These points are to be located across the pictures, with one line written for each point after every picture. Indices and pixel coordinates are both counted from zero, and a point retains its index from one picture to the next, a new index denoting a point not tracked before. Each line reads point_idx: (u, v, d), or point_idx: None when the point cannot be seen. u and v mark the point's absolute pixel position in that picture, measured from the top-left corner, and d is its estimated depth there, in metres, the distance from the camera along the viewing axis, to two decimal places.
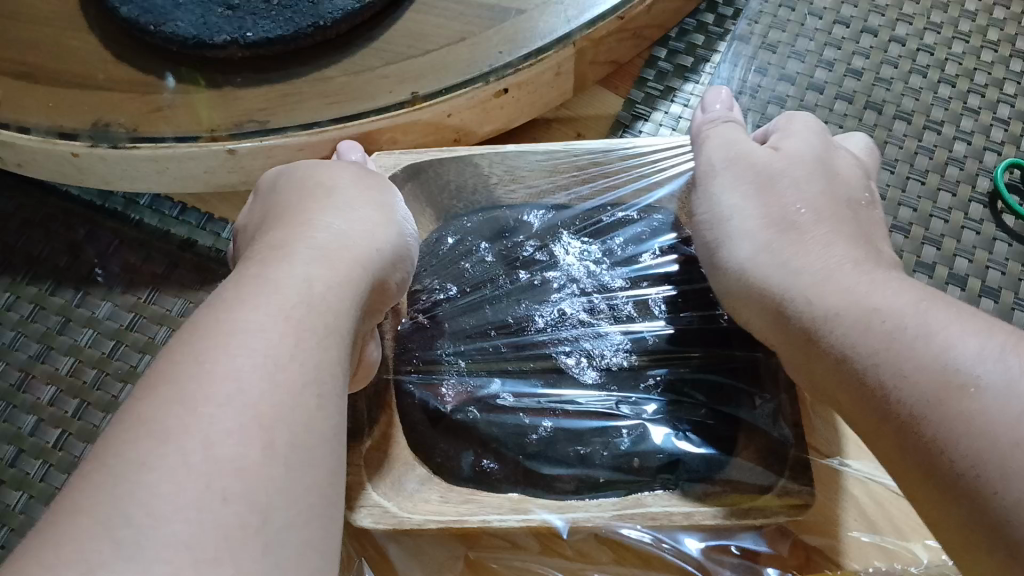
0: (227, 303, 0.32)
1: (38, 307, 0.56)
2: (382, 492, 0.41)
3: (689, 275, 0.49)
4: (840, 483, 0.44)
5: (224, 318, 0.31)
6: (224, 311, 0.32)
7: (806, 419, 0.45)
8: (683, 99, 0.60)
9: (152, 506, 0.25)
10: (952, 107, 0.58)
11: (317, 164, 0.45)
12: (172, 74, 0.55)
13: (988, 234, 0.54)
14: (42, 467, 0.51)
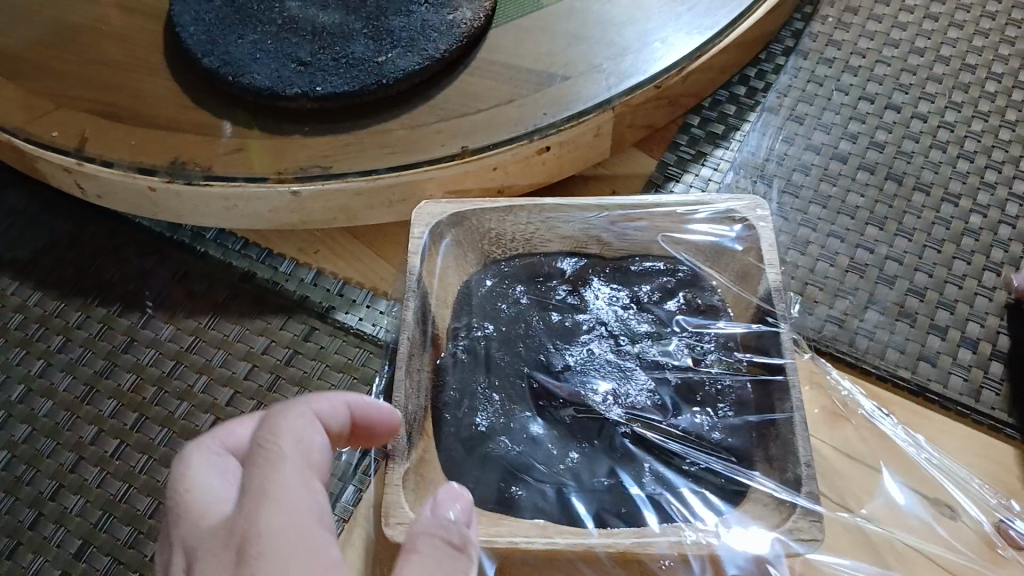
0: None
1: (106, 327, 0.61)
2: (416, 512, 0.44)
3: (706, 323, 0.53)
4: (854, 531, 0.48)
5: None
6: None
7: (824, 480, 0.50)
8: (714, 163, 0.64)
9: None
10: (969, 181, 0.63)
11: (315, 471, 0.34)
12: (228, 115, 0.60)
13: (1000, 301, 0.58)
14: (100, 474, 0.55)
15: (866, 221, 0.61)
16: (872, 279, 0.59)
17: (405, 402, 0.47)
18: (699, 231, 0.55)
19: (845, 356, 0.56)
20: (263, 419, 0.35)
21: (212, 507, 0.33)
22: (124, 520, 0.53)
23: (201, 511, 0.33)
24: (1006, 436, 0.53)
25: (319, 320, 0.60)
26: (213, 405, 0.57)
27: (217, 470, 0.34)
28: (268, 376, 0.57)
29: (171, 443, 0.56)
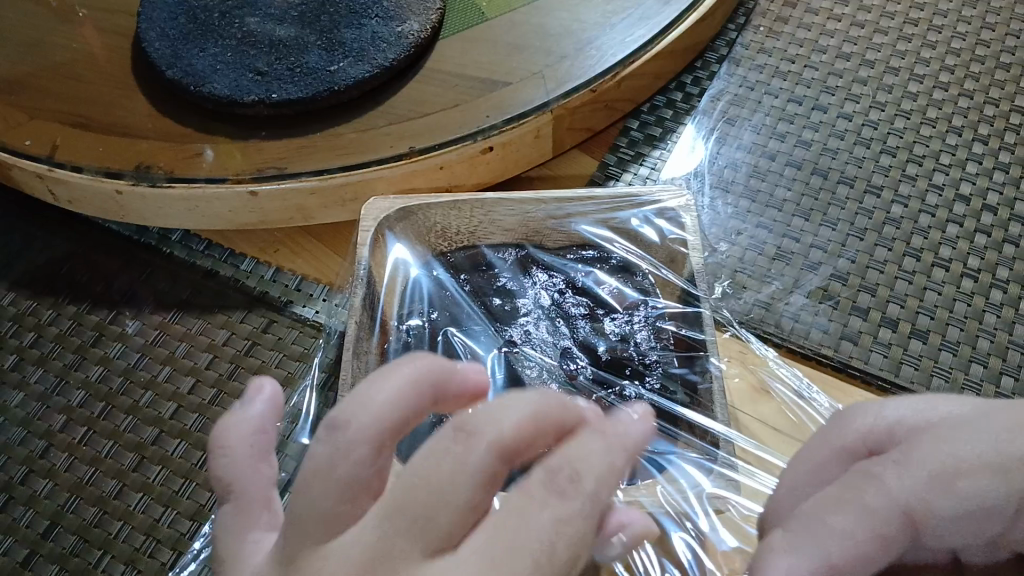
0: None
1: (76, 324, 0.64)
2: None
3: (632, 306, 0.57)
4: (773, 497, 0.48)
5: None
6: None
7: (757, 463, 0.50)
8: (651, 163, 0.68)
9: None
10: (891, 174, 0.67)
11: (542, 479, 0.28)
12: (193, 123, 0.64)
13: (919, 284, 0.61)
14: (68, 460, 0.58)
15: (792, 213, 0.65)
16: (797, 265, 0.62)
17: (350, 383, 0.50)
18: (624, 210, 0.58)
19: (773, 336, 0.60)
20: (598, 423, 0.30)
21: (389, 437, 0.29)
22: (90, 501, 0.56)
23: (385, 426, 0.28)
24: None
25: (278, 314, 0.63)
26: (176, 394, 0.60)
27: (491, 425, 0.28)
28: (228, 365, 0.61)
29: (136, 429, 0.59)
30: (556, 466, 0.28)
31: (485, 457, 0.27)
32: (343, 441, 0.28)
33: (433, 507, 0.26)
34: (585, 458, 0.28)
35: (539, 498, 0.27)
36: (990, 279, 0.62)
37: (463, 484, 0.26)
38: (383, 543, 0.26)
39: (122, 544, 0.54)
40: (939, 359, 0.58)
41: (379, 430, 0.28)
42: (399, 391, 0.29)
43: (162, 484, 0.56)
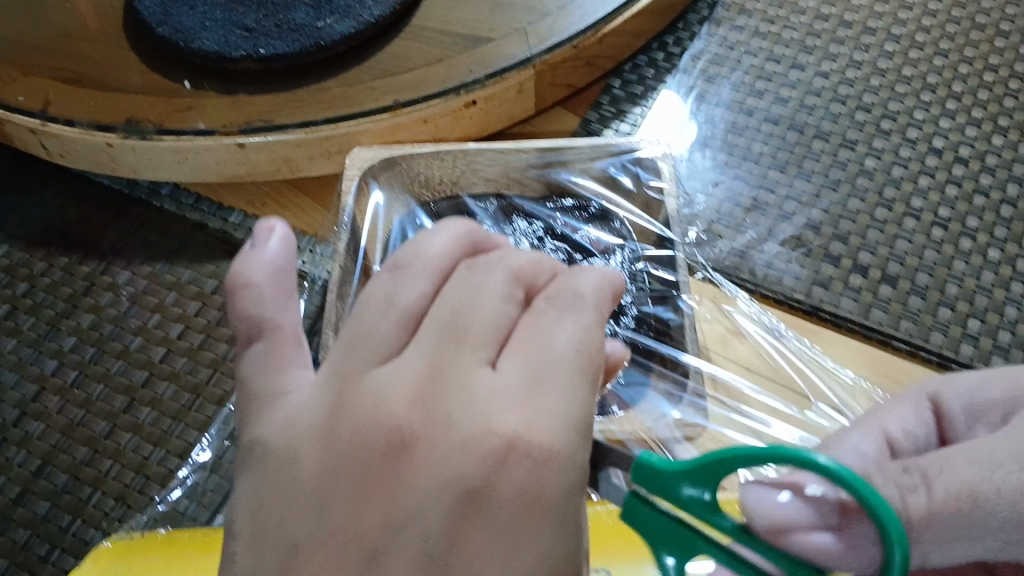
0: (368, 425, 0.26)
1: (68, 274, 0.65)
2: None
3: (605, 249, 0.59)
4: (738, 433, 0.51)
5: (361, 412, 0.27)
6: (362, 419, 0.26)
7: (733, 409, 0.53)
8: (632, 121, 0.70)
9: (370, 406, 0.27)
10: (866, 129, 0.68)
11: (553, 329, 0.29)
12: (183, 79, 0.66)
13: (891, 233, 0.63)
14: (60, 402, 0.59)
15: (769, 165, 0.66)
16: (771, 215, 0.64)
17: (335, 323, 0.51)
18: (603, 159, 0.59)
19: (746, 284, 0.61)
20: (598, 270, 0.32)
21: (424, 276, 0.30)
22: (80, 441, 0.58)
23: (421, 268, 0.30)
24: (893, 348, 0.58)
25: None
26: (165, 340, 0.61)
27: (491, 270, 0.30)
28: (216, 313, 0.62)
29: (127, 373, 0.60)
30: (559, 288, 0.30)
31: (507, 278, 0.30)
32: (403, 273, 0.30)
33: (465, 323, 0.28)
34: (582, 279, 0.30)
35: (552, 312, 0.29)
36: (961, 228, 0.63)
37: (493, 301, 0.29)
38: (427, 358, 0.27)
39: (112, 481, 0.56)
40: (907, 304, 0.60)
41: (438, 260, 0.30)
42: (444, 241, 0.31)
43: (151, 425, 0.58)
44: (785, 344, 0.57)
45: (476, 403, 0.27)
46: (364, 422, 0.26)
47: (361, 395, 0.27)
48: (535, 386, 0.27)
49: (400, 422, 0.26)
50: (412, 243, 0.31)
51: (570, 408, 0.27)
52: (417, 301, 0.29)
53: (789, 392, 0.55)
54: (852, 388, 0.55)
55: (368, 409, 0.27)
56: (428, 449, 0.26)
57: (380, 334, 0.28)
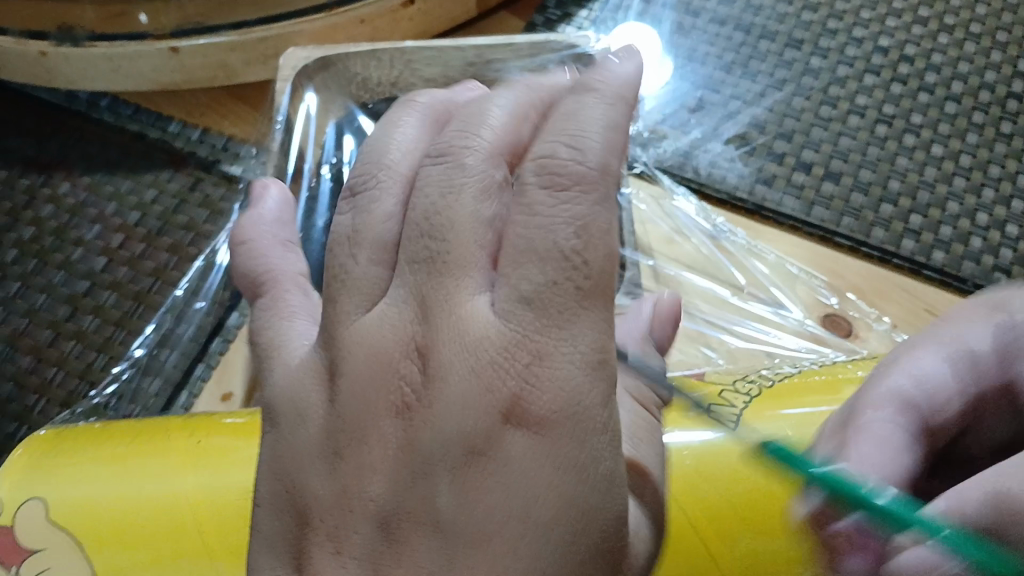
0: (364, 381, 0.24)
1: (8, 188, 0.64)
2: None
3: None
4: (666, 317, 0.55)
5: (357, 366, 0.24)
6: (359, 374, 0.24)
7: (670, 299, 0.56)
8: (578, 23, 0.68)
9: (364, 357, 0.24)
10: (812, 29, 0.68)
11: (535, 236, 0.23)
12: None
13: (834, 130, 0.63)
14: (3, 313, 0.59)
15: (714, 66, 0.66)
16: (715, 115, 0.64)
17: None
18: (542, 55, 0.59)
19: (690, 182, 0.61)
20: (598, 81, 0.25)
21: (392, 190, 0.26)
22: (25, 350, 0.57)
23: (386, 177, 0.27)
24: (834, 243, 0.59)
25: (206, 172, 0.63)
26: (107, 249, 0.61)
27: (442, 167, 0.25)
28: (157, 222, 0.62)
29: (69, 283, 0.59)
30: (547, 156, 0.24)
31: (484, 163, 0.24)
32: (361, 201, 0.27)
33: (440, 248, 0.24)
34: (576, 127, 0.24)
35: (540, 200, 0.24)
36: (904, 125, 0.63)
37: (467, 206, 0.24)
38: (409, 303, 0.24)
39: (57, 388, 0.56)
40: (849, 199, 0.60)
41: (406, 167, 0.27)
42: (412, 133, 0.28)
43: (94, 332, 0.57)
44: (730, 243, 0.58)
45: (470, 349, 0.23)
46: (363, 370, 0.24)
47: (355, 350, 0.25)
48: (533, 319, 0.23)
49: (402, 377, 0.24)
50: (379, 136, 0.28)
51: (573, 337, 0.23)
52: (386, 227, 0.26)
53: (727, 277, 0.57)
54: (789, 275, 0.57)
55: (365, 353, 0.24)
56: (428, 402, 0.23)
57: (365, 276, 0.26)
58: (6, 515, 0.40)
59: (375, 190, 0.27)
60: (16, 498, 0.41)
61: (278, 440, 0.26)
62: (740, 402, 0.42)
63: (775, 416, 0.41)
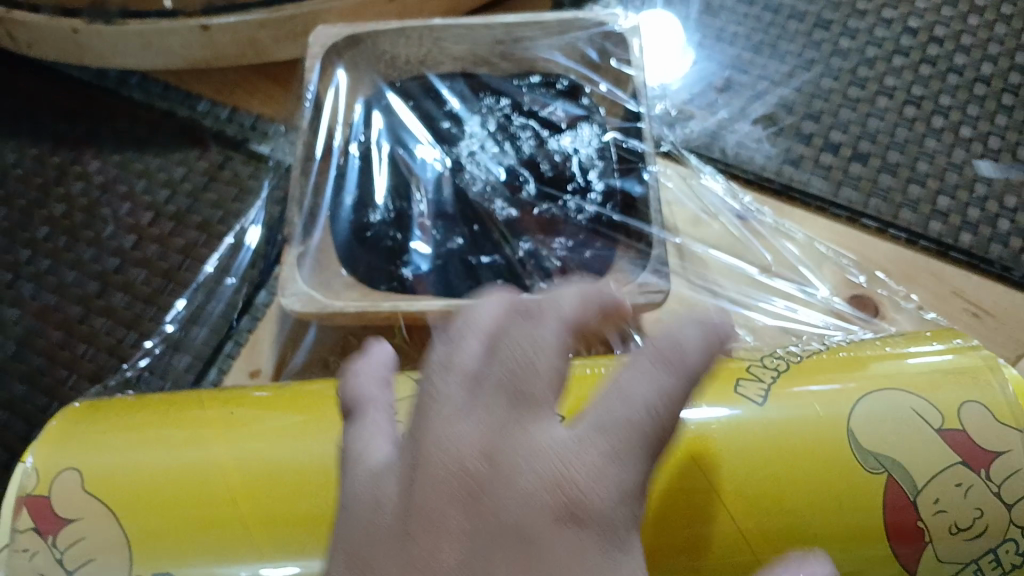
0: (441, 466, 0.26)
1: (39, 164, 0.65)
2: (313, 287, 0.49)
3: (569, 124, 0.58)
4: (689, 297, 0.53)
5: (434, 453, 0.26)
6: (436, 457, 0.26)
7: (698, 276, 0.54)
8: (606, 3, 0.68)
9: (441, 448, 0.26)
10: (841, 10, 0.68)
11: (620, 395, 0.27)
12: None
13: (863, 111, 0.63)
14: (35, 288, 0.60)
15: (742, 47, 0.66)
16: (743, 96, 0.64)
17: (300, 198, 0.51)
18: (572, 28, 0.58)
19: (717, 163, 0.61)
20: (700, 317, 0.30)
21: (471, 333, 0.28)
22: (56, 325, 0.58)
23: (463, 327, 0.29)
24: (861, 225, 0.58)
25: (234, 150, 0.64)
26: (137, 226, 0.61)
27: (525, 330, 0.28)
28: (186, 200, 0.62)
29: (100, 259, 0.60)
30: (660, 344, 0.28)
31: (558, 331, 0.28)
32: (457, 337, 0.28)
33: (526, 381, 0.27)
34: (676, 335, 0.28)
35: (631, 373, 0.27)
36: (933, 107, 0.63)
37: (547, 359, 0.28)
38: (489, 414, 0.27)
39: (87, 363, 0.56)
40: (877, 181, 0.60)
41: (488, 321, 0.28)
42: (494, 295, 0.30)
43: (124, 308, 0.58)
44: (757, 223, 0.57)
45: (546, 465, 0.26)
46: (441, 458, 0.26)
47: (429, 444, 0.27)
48: (602, 450, 0.26)
49: (475, 469, 0.26)
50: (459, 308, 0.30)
51: (630, 469, 0.26)
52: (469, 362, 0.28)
53: (754, 255, 0.56)
54: (816, 253, 0.56)
55: (444, 445, 0.26)
56: (502, 491, 0.26)
57: (445, 395, 0.27)
58: (40, 485, 0.41)
59: (456, 335, 0.29)
60: (50, 469, 0.41)
61: (342, 526, 0.27)
62: (770, 376, 0.41)
63: (802, 395, 0.40)
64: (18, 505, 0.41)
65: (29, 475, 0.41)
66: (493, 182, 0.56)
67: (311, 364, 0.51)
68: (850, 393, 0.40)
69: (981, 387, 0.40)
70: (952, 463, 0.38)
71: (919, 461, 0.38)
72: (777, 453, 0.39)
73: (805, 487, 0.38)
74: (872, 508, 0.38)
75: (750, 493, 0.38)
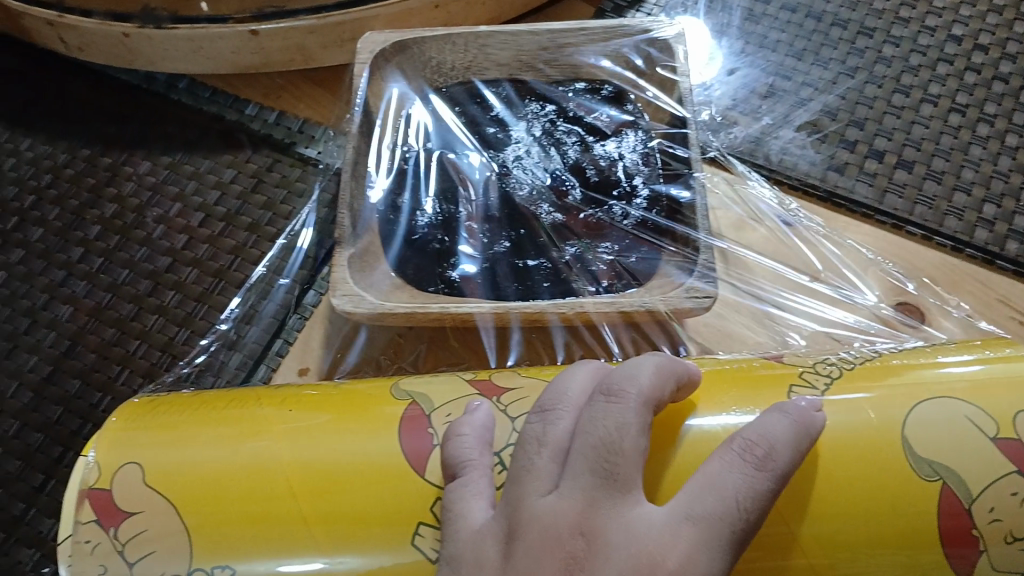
0: (543, 535, 0.30)
1: (90, 165, 0.66)
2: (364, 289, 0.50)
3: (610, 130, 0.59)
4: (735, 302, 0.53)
5: (539, 523, 0.31)
6: (539, 527, 0.31)
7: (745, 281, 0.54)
8: (648, 10, 0.69)
9: (546, 519, 0.31)
10: (885, 17, 0.68)
11: (706, 483, 0.32)
12: None
13: (908, 119, 0.63)
14: (87, 287, 0.60)
15: (785, 53, 0.67)
16: (787, 102, 0.64)
17: (348, 201, 0.53)
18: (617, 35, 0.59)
19: (762, 168, 0.61)
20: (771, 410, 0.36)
21: (567, 409, 0.34)
22: (108, 323, 0.59)
23: (558, 399, 0.35)
24: (907, 232, 0.58)
25: (282, 153, 0.65)
26: (187, 227, 0.62)
27: (613, 408, 0.33)
28: (235, 201, 0.63)
29: (150, 259, 0.61)
30: (753, 441, 0.33)
31: (640, 411, 0.33)
32: (552, 416, 0.34)
33: (617, 464, 0.32)
34: (766, 431, 0.34)
35: (718, 465, 0.33)
36: (978, 114, 0.63)
37: (631, 436, 0.32)
38: (582, 491, 0.31)
39: (139, 361, 0.57)
40: (923, 188, 0.60)
41: (579, 395, 0.35)
42: (585, 376, 0.36)
43: (176, 307, 0.59)
44: (804, 229, 0.57)
45: (637, 542, 0.30)
46: (545, 530, 0.31)
47: (535, 510, 0.32)
48: (688, 535, 0.31)
49: (574, 540, 0.30)
50: (554, 383, 0.36)
51: (714, 554, 0.30)
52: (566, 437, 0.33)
53: (801, 260, 0.56)
54: (865, 258, 0.56)
55: (547, 518, 0.31)
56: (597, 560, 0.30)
57: (542, 468, 0.33)
58: (102, 479, 0.41)
59: (555, 410, 0.34)
60: (113, 463, 0.42)
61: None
62: (823, 383, 0.41)
63: (857, 399, 0.40)
64: (79, 498, 0.41)
65: (92, 469, 0.42)
66: (538, 186, 0.57)
67: (363, 365, 0.52)
68: (904, 399, 0.40)
69: None
70: (1008, 474, 0.38)
71: (974, 469, 0.38)
72: (826, 456, 0.39)
73: (855, 491, 0.38)
74: (926, 512, 0.38)
75: (800, 494, 0.38)
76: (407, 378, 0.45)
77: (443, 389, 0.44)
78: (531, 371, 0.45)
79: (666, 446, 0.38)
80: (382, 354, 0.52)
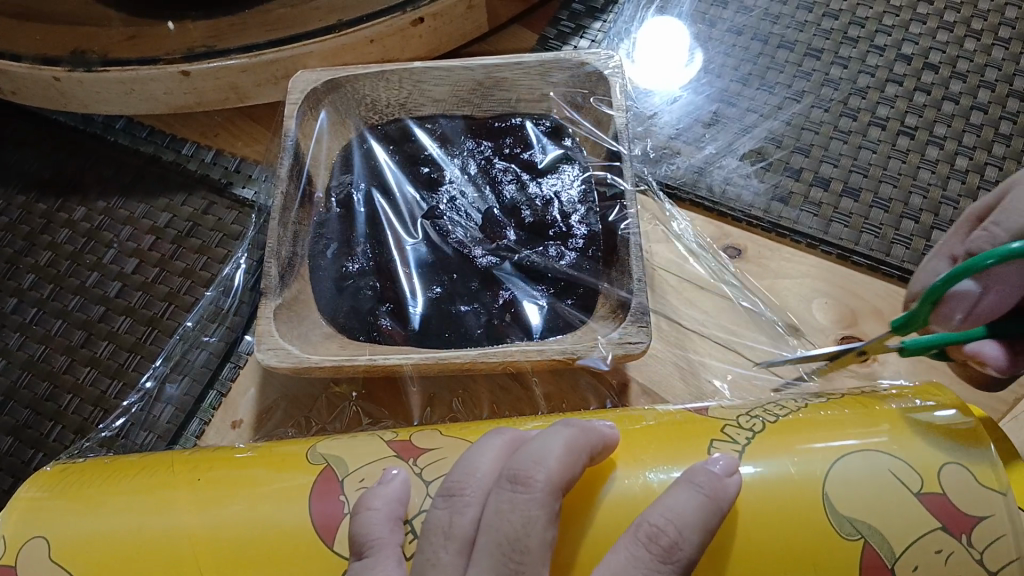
0: None
1: (25, 213, 0.65)
2: (289, 341, 0.47)
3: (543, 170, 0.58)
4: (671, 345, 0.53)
5: None
6: None
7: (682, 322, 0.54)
8: (592, 36, 0.68)
9: None
10: (832, 37, 0.67)
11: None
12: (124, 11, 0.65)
13: (854, 143, 0.61)
14: (19, 339, 0.59)
15: (730, 78, 0.66)
16: (730, 130, 0.63)
17: (277, 249, 0.50)
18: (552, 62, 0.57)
19: (704, 200, 0.60)
20: (687, 480, 0.34)
21: (474, 496, 0.33)
22: (41, 377, 0.58)
23: (466, 481, 0.34)
24: (853, 263, 0.57)
25: (219, 195, 0.64)
26: (121, 274, 0.61)
27: (522, 499, 0.32)
28: (170, 246, 0.62)
29: (84, 308, 0.60)
30: (658, 528, 0.32)
31: (547, 501, 0.32)
32: (459, 503, 0.33)
33: (523, 564, 0.31)
34: (673, 514, 0.33)
35: (623, 554, 0.32)
36: (927, 136, 0.61)
37: (536, 531, 0.31)
38: None
39: (71, 416, 0.56)
40: (870, 217, 0.58)
41: (487, 477, 0.34)
42: (495, 456, 0.35)
43: (109, 358, 0.58)
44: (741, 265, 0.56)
45: None
46: None
47: None
48: None
49: None
50: (465, 459, 0.35)
51: None
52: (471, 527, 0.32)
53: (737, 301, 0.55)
54: (803, 295, 0.55)
55: None
56: None
57: (445, 563, 0.32)
58: (5, 555, 0.38)
59: (460, 497, 0.33)
60: (19, 537, 0.39)
61: None
62: (744, 438, 0.40)
63: (778, 453, 0.39)
64: None
65: None
66: (473, 228, 0.56)
67: (287, 424, 0.51)
68: (828, 453, 0.39)
69: (964, 445, 0.38)
70: (932, 528, 0.36)
71: (898, 524, 0.36)
72: (742, 512, 0.37)
73: (774, 547, 0.36)
74: (847, 570, 0.36)
75: (718, 553, 0.36)
76: (324, 441, 0.43)
77: (360, 451, 0.42)
78: (451, 428, 0.44)
79: (583, 513, 0.36)
80: (307, 407, 0.52)
